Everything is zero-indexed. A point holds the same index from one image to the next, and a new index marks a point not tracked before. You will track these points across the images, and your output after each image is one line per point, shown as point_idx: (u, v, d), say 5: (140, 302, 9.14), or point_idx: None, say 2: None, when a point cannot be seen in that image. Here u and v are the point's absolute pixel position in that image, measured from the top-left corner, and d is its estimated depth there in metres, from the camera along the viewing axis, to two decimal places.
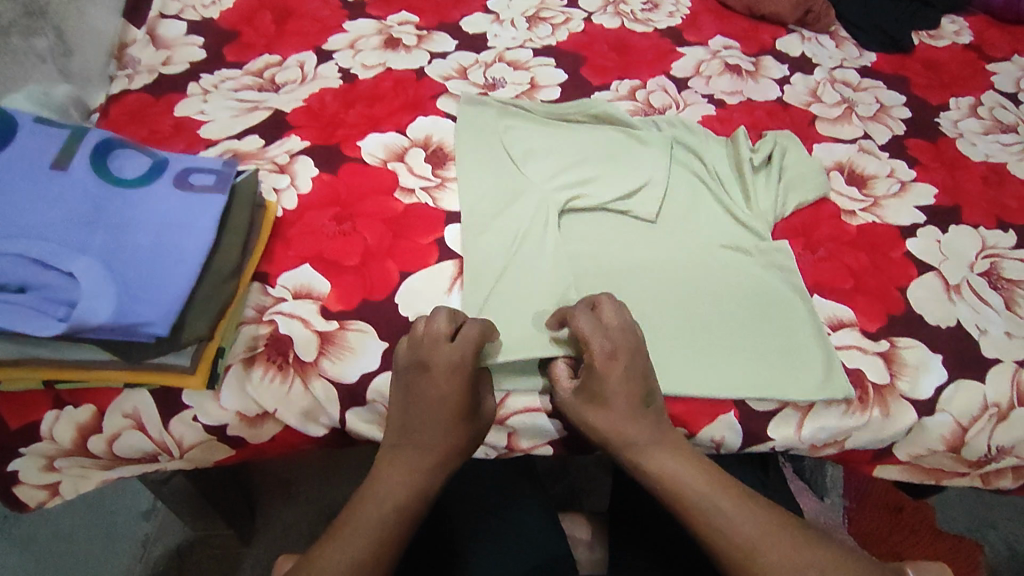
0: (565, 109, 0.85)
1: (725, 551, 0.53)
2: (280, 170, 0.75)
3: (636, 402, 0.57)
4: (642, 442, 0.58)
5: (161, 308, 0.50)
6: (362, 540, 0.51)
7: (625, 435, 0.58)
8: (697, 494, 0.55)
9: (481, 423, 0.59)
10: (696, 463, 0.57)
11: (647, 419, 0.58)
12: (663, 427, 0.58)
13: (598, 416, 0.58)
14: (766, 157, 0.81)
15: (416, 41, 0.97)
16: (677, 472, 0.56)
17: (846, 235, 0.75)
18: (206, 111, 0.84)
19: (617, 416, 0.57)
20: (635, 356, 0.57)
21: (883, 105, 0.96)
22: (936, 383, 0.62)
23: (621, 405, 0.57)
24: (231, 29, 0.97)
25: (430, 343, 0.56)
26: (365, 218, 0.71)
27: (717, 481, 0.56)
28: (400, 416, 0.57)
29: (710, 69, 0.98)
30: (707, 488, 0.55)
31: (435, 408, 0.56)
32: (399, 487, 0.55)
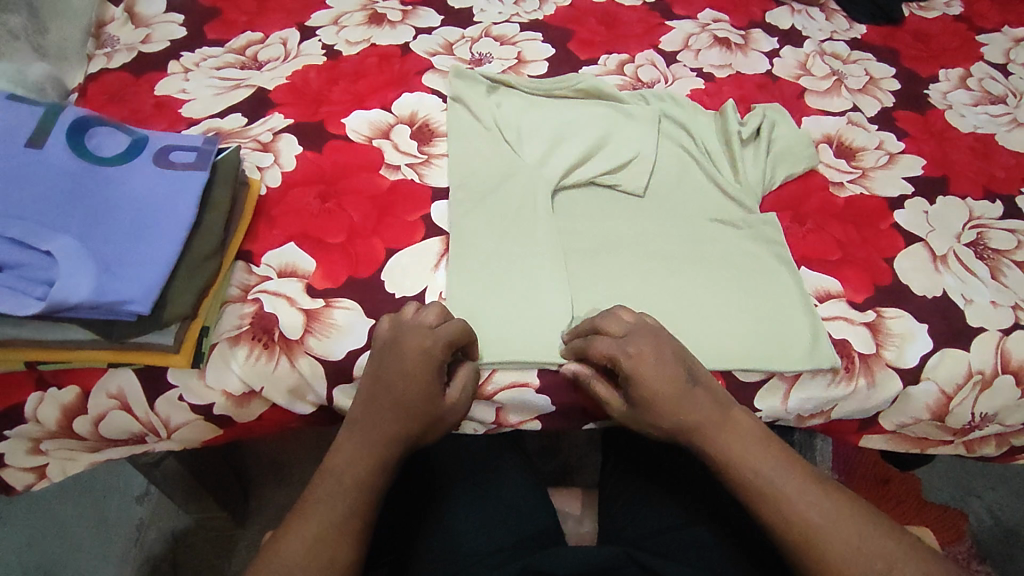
0: (553, 84, 0.84)
1: (788, 535, 0.53)
2: (263, 149, 0.74)
3: (682, 397, 0.56)
4: (700, 426, 0.57)
5: (142, 284, 0.50)
6: (311, 521, 0.52)
7: (685, 419, 0.57)
8: (764, 477, 0.55)
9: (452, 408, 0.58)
10: (762, 442, 0.57)
11: (707, 404, 0.57)
12: (723, 410, 0.58)
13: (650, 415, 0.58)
14: (755, 130, 0.81)
15: (401, 16, 0.96)
16: (743, 452, 0.56)
17: (834, 208, 0.75)
18: (188, 90, 0.82)
19: (667, 412, 0.57)
20: (662, 352, 0.57)
21: (873, 77, 0.95)
22: (922, 352, 0.62)
23: (670, 401, 0.56)
24: (213, 6, 0.96)
25: (412, 328, 0.56)
26: (351, 196, 0.70)
27: (789, 465, 0.56)
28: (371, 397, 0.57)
29: (699, 42, 0.97)
30: (773, 473, 0.55)
31: (399, 394, 0.55)
32: (355, 466, 0.55)
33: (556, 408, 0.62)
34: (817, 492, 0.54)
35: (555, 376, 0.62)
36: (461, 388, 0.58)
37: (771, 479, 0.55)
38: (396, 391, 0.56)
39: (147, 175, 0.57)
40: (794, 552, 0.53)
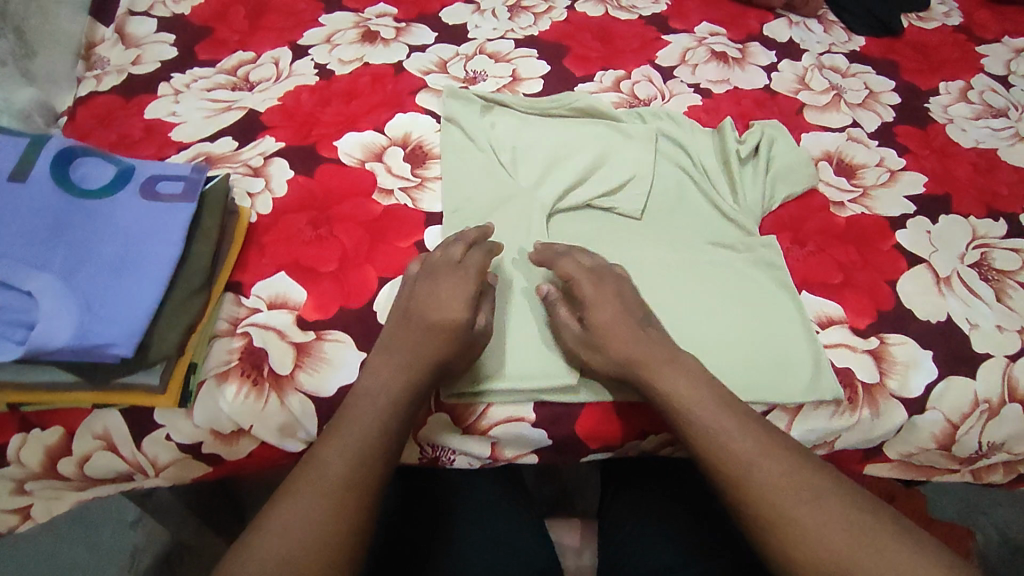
0: (548, 103, 0.83)
1: (744, 490, 0.49)
2: (254, 174, 0.73)
3: (638, 334, 0.57)
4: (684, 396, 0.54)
5: (125, 325, 0.49)
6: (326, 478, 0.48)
7: (628, 352, 0.56)
8: (712, 423, 0.52)
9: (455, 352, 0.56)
10: (763, 438, 0.51)
11: (695, 380, 0.55)
12: (714, 394, 0.54)
13: (595, 353, 0.57)
14: (753, 149, 0.79)
15: (395, 34, 0.95)
16: (687, 391, 0.54)
17: (835, 228, 0.73)
18: (178, 113, 0.81)
19: (611, 348, 0.56)
20: (614, 285, 0.60)
21: (872, 90, 0.94)
22: (926, 381, 0.61)
23: (616, 334, 0.57)
24: (204, 25, 0.95)
25: (443, 262, 0.60)
26: (343, 222, 0.69)
27: (740, 417, 0.53)
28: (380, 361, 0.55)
29: (696, 57, 0.96)
30: (726, 422, 0.52)
31: (427, 325, 0.56)
32: (366, 419, 0.52)
33: (552, 441, 0.60)
34: (764, 450, 0.51)
35: (552, 409, 0.60)
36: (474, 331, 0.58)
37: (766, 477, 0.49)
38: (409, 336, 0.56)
39: (133, 208, 0.56)
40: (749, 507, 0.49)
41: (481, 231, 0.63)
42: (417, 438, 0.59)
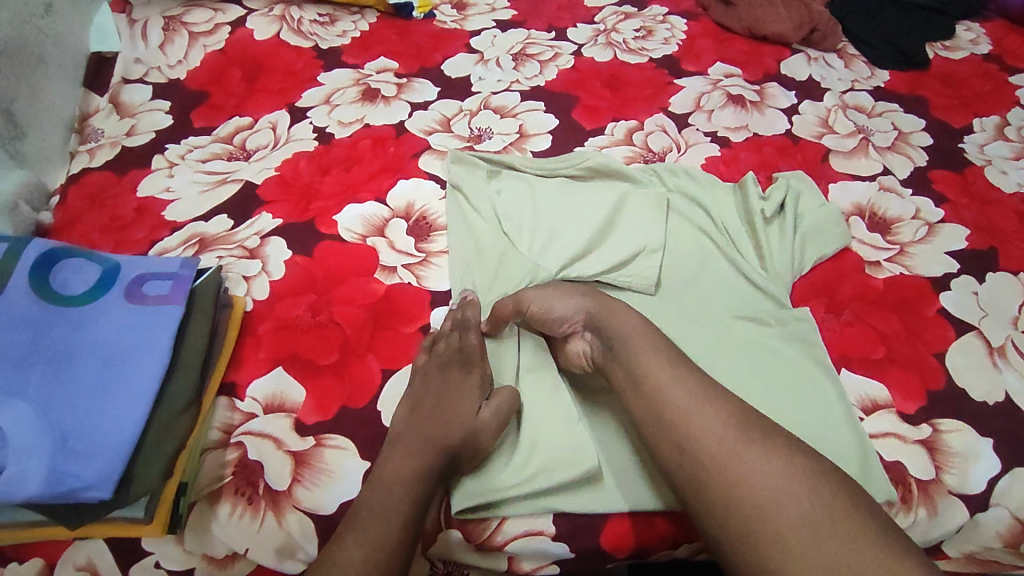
0: (557, 162, 0.79)
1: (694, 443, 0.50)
2: (249, 256, 0.69)
3: (584, 291, 0.62)
4: (635, 331, 0.57)
5: (98, 468, 0.46)
6: (376, 527, 0.49)
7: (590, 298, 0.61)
8: (656, 371, 0.54)
9: (481, 428, 0.56)
10: (711, 401, 0.52)
11: (640, 322, 0.59)
12: (659, 339, 0.57)
13: (558, 294, 0.61)
14: (778, 205, 0.74)
15: (396, 91, 0.91)
16: (637, 333, 0.57)
17: (872, 292, 0.68)
18: (172, 188, 0.78)
19: (559, 289, 0.62)
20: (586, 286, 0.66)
21: (901, 131, 0.89)
22: (988, 475, 0.56)
23: (562, 288, 0.62)
24: (200, 89, 0.92)
25: (451, 334, 0.61)
26: (343, 306, 0.65)
27: (680, 373, 0.54)
28: (411, 426, 0.56)
29: (712, 102, 0.91)
30: (665, 374, 0.54)
31: (444, 402, 0.57)
32: (403, 470, 0.52)
33: (575, 554, 0.55)
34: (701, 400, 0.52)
35: (574, 520, 0.55)
36: (495, 408, 0.57)
37: (729, 453, 0.49)
38: (436, 400, 0.57)
39: (115, 316, 0.53)
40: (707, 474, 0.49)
41: (472, 295, 0.65)
42: (427, 553, 0.55)
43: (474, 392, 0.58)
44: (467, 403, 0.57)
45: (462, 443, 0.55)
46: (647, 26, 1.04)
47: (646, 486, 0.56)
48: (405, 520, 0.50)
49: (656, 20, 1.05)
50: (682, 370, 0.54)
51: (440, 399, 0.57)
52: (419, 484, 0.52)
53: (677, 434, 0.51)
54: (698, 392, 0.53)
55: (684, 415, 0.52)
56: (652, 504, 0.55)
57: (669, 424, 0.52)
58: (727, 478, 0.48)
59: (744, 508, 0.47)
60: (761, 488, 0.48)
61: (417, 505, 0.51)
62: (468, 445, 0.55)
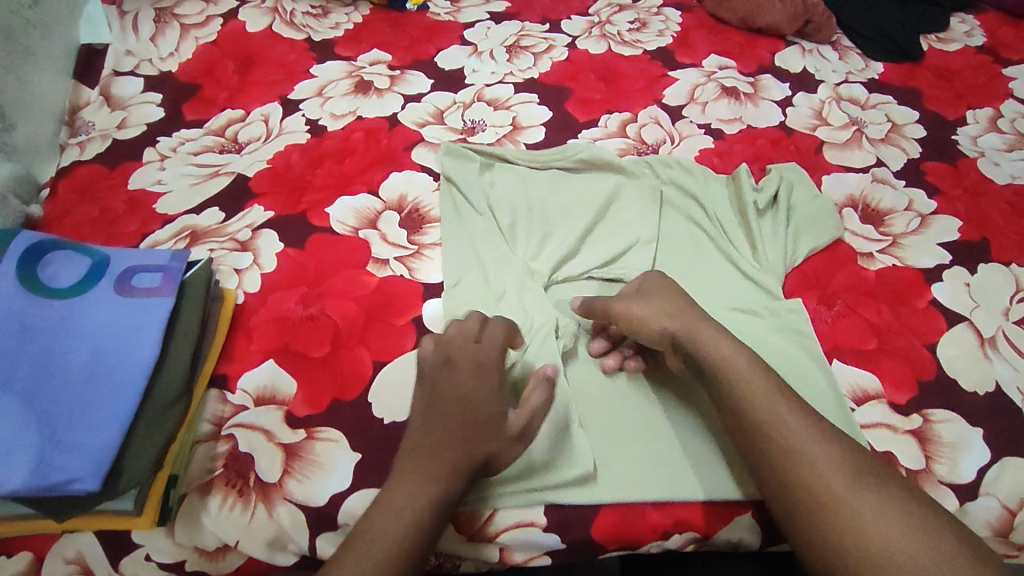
0: (550, 154, 0.79)
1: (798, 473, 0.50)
2: (241, 248, 0.69)
3: (681, 307, 0.60)
4: (731, 362, 0.56)
5: (86, 460, 0.46)
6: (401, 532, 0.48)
7: (673, 319, 0.59)
8: (754, 396, 0.54)
9: (514, 433, 0.54)
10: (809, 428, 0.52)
11: (745, 356, 0.56)
12: (751, 363, 0.56)
13: (654, 309, 0.60)
14: (772, 197, 0.74)
15: (389, 83, 0.91)
16: (729, 356, 0.56)
17: (865, 284, 0.68)
18: (164, 181, 0.78)
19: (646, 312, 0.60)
20: (671, 281, 0.63)
21: (895, 123, 0.89)
22: (977, 464, 0.56)
23: (660, 300, 0.61)
24: (191, 82, 0.91)
25: (459, 342, 0.57)
26: (334, 298, 0.65)
27: (776, 394, 0.54)
28: (431, 430, 0.53)
29: (706, 94, 0.91)
30: (764, 397, 0.54)
31: (465, 406, 0.54)
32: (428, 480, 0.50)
33: (567, 545, 0.55)
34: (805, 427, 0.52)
35: (566, 511, 0.55)
36: (529, 413, 0.55)
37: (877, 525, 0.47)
38: (467, 398, 0.54)
39: (105, 309, 0.53)
40: (810, 505, 0.49)
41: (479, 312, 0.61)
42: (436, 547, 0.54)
43: (496, 391, 0.55)
44: (497, 404, 0.55)
45: (490, 447, 0.53)
46: (642, 18, 1.03)
47: (638, 477, 0.56)
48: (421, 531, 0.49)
49: (650, 11, 1.05)
50: (800, 416, 0.53)
51: (463, 402, 0.54)
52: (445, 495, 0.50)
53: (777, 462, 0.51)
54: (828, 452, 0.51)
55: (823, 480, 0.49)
56: (644, 495, 0.56)
57: (771, 452, 0.52)
58: (849, 524, 0.47)
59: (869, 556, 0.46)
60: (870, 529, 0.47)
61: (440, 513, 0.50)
62: (498, 451, 0.53)
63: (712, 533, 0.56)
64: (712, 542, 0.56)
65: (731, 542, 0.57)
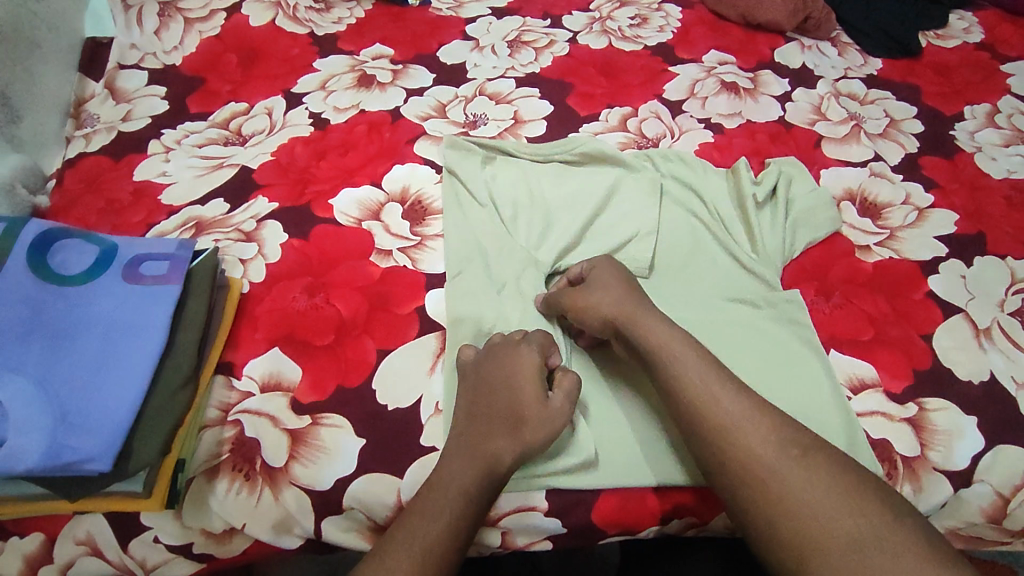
0: (551, 148, 0.80)
1: (736, 458, 0.51)
2: (246, 239, 0.70)
3: (624, 292, 0.61)
4: (666, 343, 0.57)
5: (97, 442, 0.47)
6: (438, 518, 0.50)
7: (615, 305, 0.60)
8: (696, 379, 0.54)
9: (553, 415, 0.55)
10: (751, 412, 0.53)
11: (682, 339, 0.57)
12: (690, 343, 0.57)
13: (596, 296, 0.61)
14: (771, 190, 0.75)
15: (391, 77, 0.92)
16: (666, 338, 0.57)
17: (862, 276, 0.69)
18: (169, 172, 0.79)
19: (589, 299, 0.61)
20: (615, 269, 0.64)
21: (893, 118, 0.90)
22: (971, 451, 0.57)
23: (604, 286, 0.62)
24: (196, 75, 0.92)
25: (503, 344, 0.59)
26: (337, 288, 0.66)
27: (718, 378, 0.55)
28: (473, 425, 0.55)
29: (706, 89, 0.92)
30: (702, 380, 0.54)
31: (506, 399, 0.56)
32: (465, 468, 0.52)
33: (568, 529, 0.56)
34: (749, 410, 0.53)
35: (566, 496, 0.56)
36: (564, 395, 0.56)
37: (833, 522, 0.47)
38: (493, 392, 0.56)
39: (114, 296, 0.53)
40: (747, 490, 0.50)
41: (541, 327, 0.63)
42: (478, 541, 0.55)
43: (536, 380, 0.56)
44: (533, 390, 0.56)
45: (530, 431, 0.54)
46: (642, 14, 1.04)
47: (637, 463, 0.57)
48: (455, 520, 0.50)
49: (651, 7, 1.06)
50: (747, 403, 0.53)
51: (499, 396, 0.56)
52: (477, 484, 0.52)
53: (716, 446, 0.52)
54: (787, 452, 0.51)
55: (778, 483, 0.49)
56: (643, 481, 0.56)
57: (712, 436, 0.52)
58: (786, 506, 0.49)
59: (803, 538, 0.47)
60: (808, 510, 0.48)
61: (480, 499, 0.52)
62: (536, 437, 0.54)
63: (710, 519, 0.57)
64: (710, 527, 0.58)
65: (727, 527, 0.58)
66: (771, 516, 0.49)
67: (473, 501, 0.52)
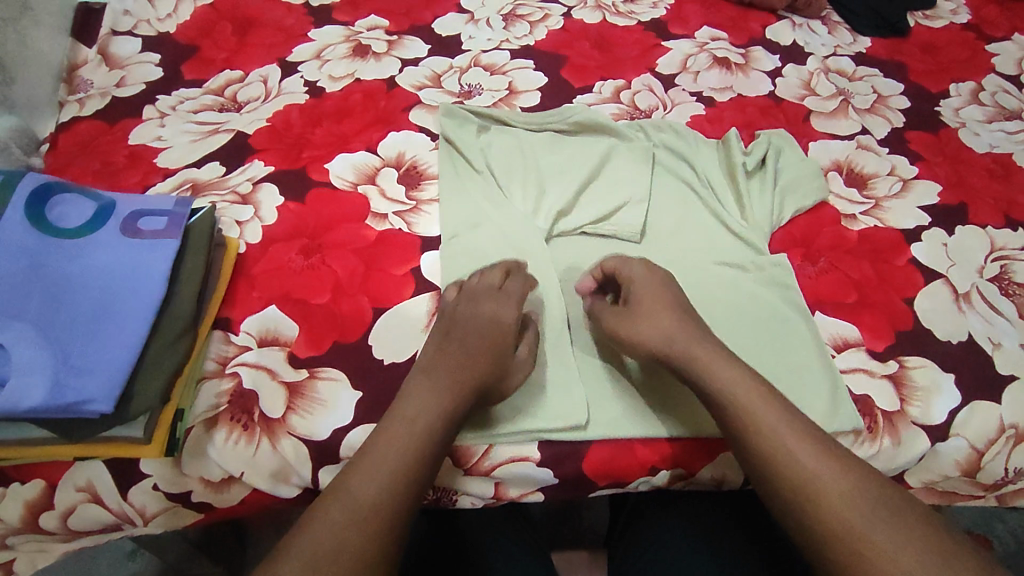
0: (546, 118, 0.81)
1: (738, 418, 0.52)
2: (242, 202, 0.70)
3: (671, 319, 0.58)
4: (733, 381, 0.54)
5: (98, 384, 0.47)
6: (395, 458, 0.49)
7: (677, 346, 0.57)
8: (682, 339, 0.57)
9: (519, 364, 0.59)
10: (732, 359, 0.55)
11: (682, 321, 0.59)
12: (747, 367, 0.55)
13: (643, 329, 0.58)
14: (760, 159, 0.77)
15: (386, 47, 0.92)
16: (730, 382, 0.54)
17: (847, 243, 0.71)
18: (164, 137, 0.79)
19: (651, 329, 0.58)
20: (650, 287, 0.61)
21: (880, 94, 0.91)
22: (949, 407, 0.60)
23: (652, 316, 0.59)
24: (190, 43, 0.92)
25: (486, 292, 0.61)
26: (332, 248, 0.67)
27: (687, 325, 0.58)
28: (441, 361, 0.56)
29: (698, 64, 0.94)
30: (680, 331, 0.58)
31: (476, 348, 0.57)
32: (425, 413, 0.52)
33: (559, 480, 0.58)
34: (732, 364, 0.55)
35: (558, 448, 0.58)
36: (527, 348, 0.60)
37: (835, 484, 0.48)
38: (470, 339, 0.57)
39: (112, 248, 0.54)
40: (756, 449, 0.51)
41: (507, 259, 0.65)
42: None
43: (510, 327, 0.59)
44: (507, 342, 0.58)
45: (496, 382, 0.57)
46: None
47: (627, 419, 0.59)
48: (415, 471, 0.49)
49: None
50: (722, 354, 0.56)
51: (477, 345, 0.57)
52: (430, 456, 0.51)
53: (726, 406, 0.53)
54: (815, 440, 0.50)
55: (824, 487, 0.48)
56: (632, 433, 0.58)
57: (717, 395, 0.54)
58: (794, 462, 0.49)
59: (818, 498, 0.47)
60: (816, 471, 0.49)
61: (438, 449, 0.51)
62: (500, 385, 0.57)
63: (696, 471, 0.59)
64: (698, 479, 0.59)
65: (714, 479, 0.60)
66: (783, 473, 0.49)
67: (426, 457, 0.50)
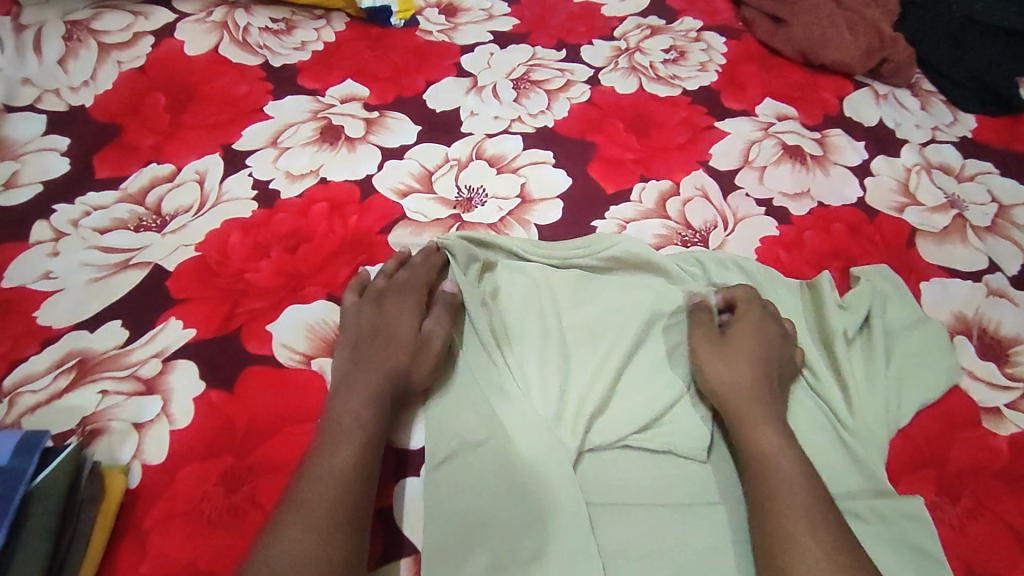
0: (571, 249, 0.60)
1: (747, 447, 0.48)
2: (147, 390, 0.51)
3: (761, 366, 0.52)
4: (755, 404, 0.49)
5: None
6: (329, 487, 0.43)
7: (743, 382, 0.51)
8: (740, 370, 0.51)
9: (428, 344, 0.53)
10: (753, 365, 0.52)
11: (747, 356, 0.52)
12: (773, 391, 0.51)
13: (714, 362, 0.52)
14: (862, 319, 0.58)
15: (363, 129, 0.71)
16: (774, 439, 0.47)
17: (996, 460, 0.52)
18: (54, 274, 0.58)
19: (725, 372, 0.51)
20: (764, 326, 0.54)
21: (1001, 204, 0.70)
22: None
23: (729, 358, 0.52)
24: (108, 121, 0.71)
25: (390, 289, 0.56)
26: (272, 476, 0.48)
27: (739, 354, 0.52)
28: (351, 365, 0.51)
29: (763, 155, 0.73)
30: (730, 361, 0.52)
31: (384, 342, 0.52)
32: (351, 414, 0.47)
33: None
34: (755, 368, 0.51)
35: None
36: (438, 325, 0.54)
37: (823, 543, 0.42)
38: (377, 345, 0.52)
39: None
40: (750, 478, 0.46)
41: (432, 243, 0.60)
42: None
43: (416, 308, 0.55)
44: (410, 328, 0.53)
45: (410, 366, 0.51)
46: (678, 46, 0.85)
47: None
48: (344, 492, 0.43)
49: (688, 38, 0.86)
50: (746, 366, 0.52)
51: (383, 344, 0.52)
52: (365, 464, 0.45)
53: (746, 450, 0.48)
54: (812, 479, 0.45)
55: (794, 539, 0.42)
56: None
57: (742, 416, 0.49)
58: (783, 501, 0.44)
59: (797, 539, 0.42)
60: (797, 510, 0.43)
61: (362, 476, 0.45)
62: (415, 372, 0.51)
63: None
64: None
65: None
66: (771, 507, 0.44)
67: (362, 473, 0.45)
